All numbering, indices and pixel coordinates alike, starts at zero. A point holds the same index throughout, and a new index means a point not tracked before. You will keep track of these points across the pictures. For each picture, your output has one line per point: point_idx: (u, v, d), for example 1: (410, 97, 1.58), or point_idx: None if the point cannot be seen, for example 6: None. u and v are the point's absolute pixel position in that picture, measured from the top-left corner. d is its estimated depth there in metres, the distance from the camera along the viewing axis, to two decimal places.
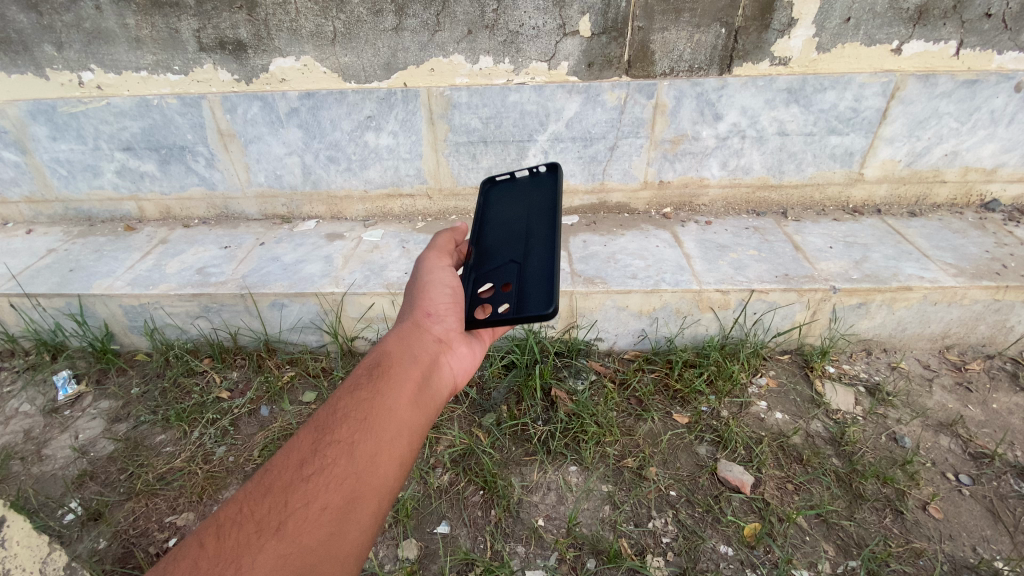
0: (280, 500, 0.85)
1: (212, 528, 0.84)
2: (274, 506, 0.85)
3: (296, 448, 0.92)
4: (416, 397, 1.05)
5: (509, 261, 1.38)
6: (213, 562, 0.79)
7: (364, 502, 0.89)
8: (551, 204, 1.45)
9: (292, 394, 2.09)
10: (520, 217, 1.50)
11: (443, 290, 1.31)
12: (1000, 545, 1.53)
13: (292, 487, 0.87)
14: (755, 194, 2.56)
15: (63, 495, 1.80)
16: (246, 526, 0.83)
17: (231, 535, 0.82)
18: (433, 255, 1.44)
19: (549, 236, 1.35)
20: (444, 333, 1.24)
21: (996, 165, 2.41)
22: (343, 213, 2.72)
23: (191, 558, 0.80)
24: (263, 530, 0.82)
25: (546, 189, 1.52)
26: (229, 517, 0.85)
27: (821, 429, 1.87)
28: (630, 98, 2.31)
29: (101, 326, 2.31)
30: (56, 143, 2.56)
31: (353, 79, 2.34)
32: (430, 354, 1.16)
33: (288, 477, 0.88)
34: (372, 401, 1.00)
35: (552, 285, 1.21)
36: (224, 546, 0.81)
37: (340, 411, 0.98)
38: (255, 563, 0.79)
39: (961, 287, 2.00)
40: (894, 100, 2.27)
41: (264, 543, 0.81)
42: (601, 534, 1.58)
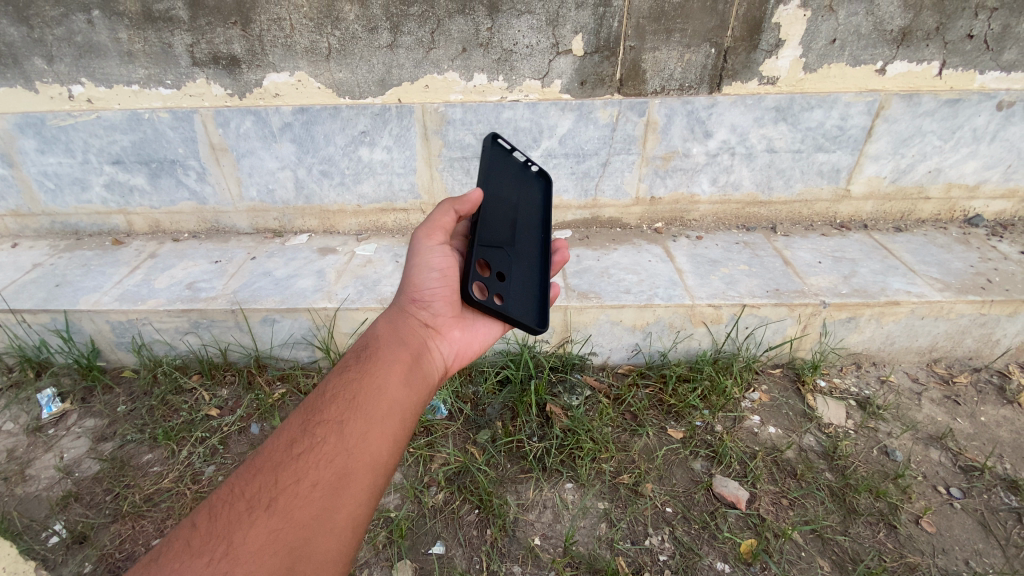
0: (271, 478, 0.90)
1: (205, 511, 0.88)
2: (265, 484, 0.89)
3: (287, 430, 0.97)
4: (404, 375, 1.10)
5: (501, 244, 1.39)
6: (207, 539, 0.83)
7: (353, 479, 0.92)
8: (541, 216, 1.60)
9: (283, 411, 2.06)
10: (513, 202, 1.53)
11: (432, 275, 1.27)
12: (992, 558, 1.55)
13: (282, 465, 0.91)
14: (745, 210, 2.59)
15: (47, 516, 1.75)
16: (237, 504, 0.87)
17: (224, 513, 0.86)
18: (428, 232, 1.31)
19: (539, 248, 1.51)
20: (433, 319, 1.27)
21: (979, 181, 2.48)
22: (336, 227, 2.71)
23: (186, 536, 0.84)
24: (254, 506, 0.86)
25: (537, 194, 1.65)
26: (223, 497, 0.89)
27: (814, 443, 1.88)
28: (622, 116, 2.34)
29: (87, 342, 2.26)
30: (44, 156, 2.53)
31: (348, 94, 2.35)
32: (418, 339, 1.20)
33: (279, 457, 0.93)
34: (359, 382, 1.05)
35: (543, 309, 1.35)
36: (218, 524, 0.85)
37: (331, 393, 1.03)
38: (247, 537, 0.83)
39: (947, 302, 2.04)
40: (879, 119, 2.33)
41: (256, 518, 0.85)
42: (598, 553, 1.56)
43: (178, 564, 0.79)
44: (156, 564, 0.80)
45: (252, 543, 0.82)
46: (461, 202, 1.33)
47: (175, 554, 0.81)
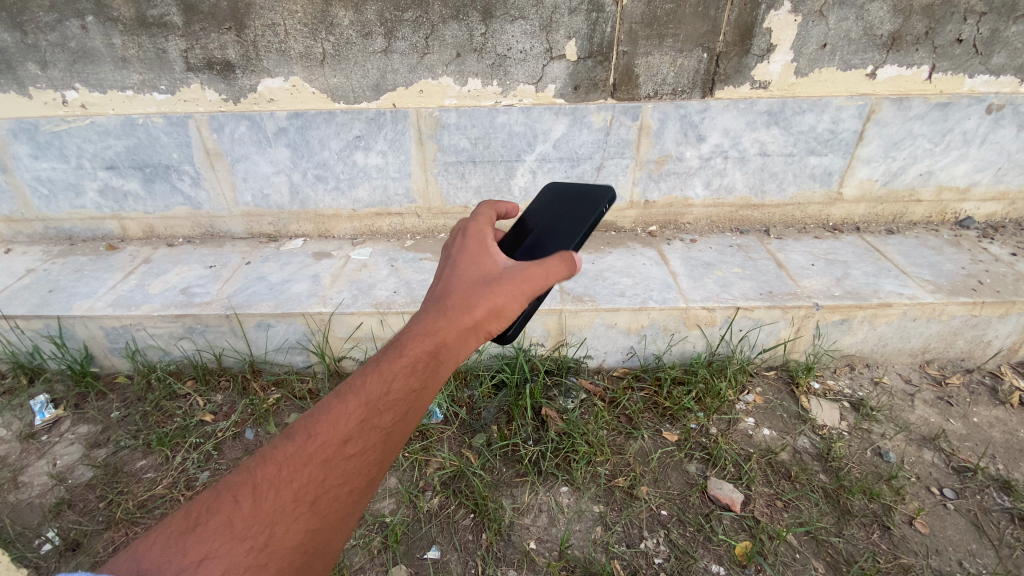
0: (317, 476, 0.77)
1: (248, 485, 0.75)
2: (314, 480, 0.76)
3: (340, 420, 0.80)
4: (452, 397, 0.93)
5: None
6: (249, 522, 0.72)
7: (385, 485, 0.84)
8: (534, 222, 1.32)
9: (278, 416, 2.05)
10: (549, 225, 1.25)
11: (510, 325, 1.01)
12: (985, 558, 1.56)
13: (331, 464, 0.78)
14: (738, 213, 2.61)
15: (40, 524, 1.74)
16: (280, 493, 0.75)
17: (269, 498, 0.74)
18: (542, 282, 0.99)
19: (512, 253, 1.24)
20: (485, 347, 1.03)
21: (969, 184, 2.50)
22: (331, 231, 2.71)
23: (226, 510, 0.73)
24: (297, 502, 0.75)
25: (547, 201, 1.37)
26: (269, 475, 0.76)
27: (808, 444, 1.89)
28: (615, 120, 2.35)
29: (80, 348, 2.25)
30: (38, 161, 2.52)
31: (342, 99, 2.35)
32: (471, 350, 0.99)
33: (329, 453, 0.78)
34: (419, 398, 0.86)
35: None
36: (261, 510, 0.73)
37: (395, 398, 0.83)
38: (283, 535, 0.73)
39: (939, 303, 2.05)
40: (870, 122, 2.35)
41: (299, 515, 0.74)
42: (593, 556, 1.56)
43: (215, 546, 0.69)
44: (193, 537, 0.70)
45: (290, 540, 0.73)
46: (562, 273, 1.01)
47: (213, 530, 0.71)
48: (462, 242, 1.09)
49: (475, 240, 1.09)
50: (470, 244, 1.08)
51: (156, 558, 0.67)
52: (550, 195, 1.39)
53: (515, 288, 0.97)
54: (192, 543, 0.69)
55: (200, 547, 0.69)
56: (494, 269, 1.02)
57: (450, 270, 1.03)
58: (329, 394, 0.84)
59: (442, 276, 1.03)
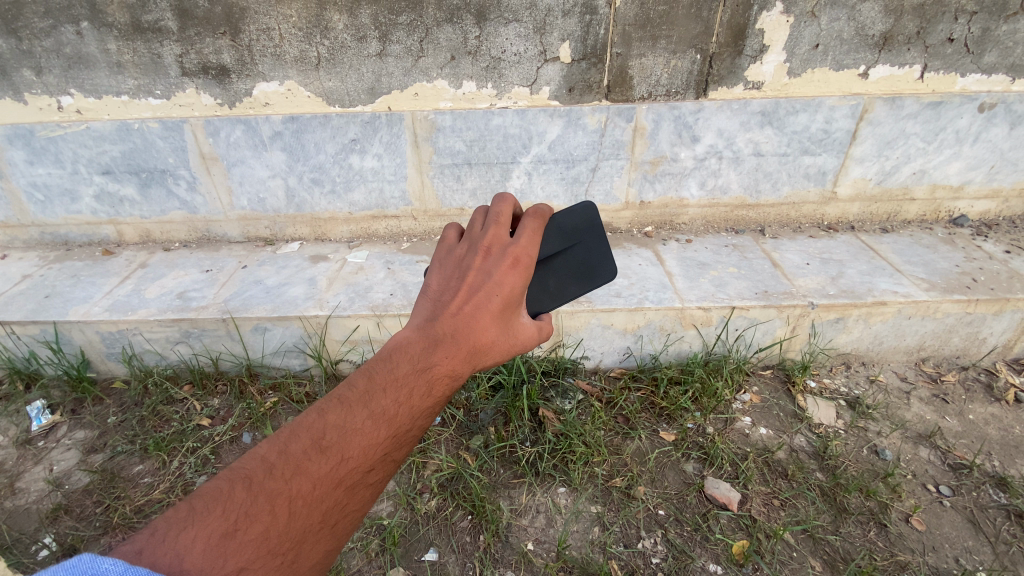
0: (340, 501, 0.76)
1: (283, 496, 0.71)
2: (338, 502, 0.75)
3: (370, 450, 0.77)
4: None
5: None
6: (283, 537, 0.70)
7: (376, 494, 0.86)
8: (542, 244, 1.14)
9: (275, 420, 2.05)
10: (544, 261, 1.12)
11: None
12: (982, 555, 1.56)
13: (353, 489, 0.77)
14: (733, 213, 2.62)
15: (37, 529, 1.73)
16: (311, 514, 0.73)
17: (301, 516, 0.72)
18: (540, 339, 1.01)
19: None
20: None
21: (963, 182, 2.52)
22: (327, 235, 2.71)
23: (263, 519, 0.69)
24: (322, 523, 0.74)
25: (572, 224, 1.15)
26: (303, 491, 0.72)
27: (804, 443, 1.89)
28: (610, 121, 2.36)
29: (77, 353, 2.25)
30: (33, 167, 2.52)
31: (338, 103, 2.36)
32: None
33: (355, 479, 0.77)
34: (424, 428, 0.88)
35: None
36: (295, 527, 0.71)
37: (414, 433, 0.83)
38: (306, 553, 0.73)
39: (933, 301, 2.06)
40: (863, 122, 2.36)
41: (321, 536, 0.74)
42: (591, 556, 1.56)
43: (253, 560, 0.66)
44: (231, 544, 0.66)
45: (309, 558, 0.73)
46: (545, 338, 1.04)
47: (253, 540, 0.67)
48: (507, 268, 0.91)
49: (521, 275, 0.91)
50: (514, 282, 0.91)
51: (198, 562, 0.63)
52: (583, 217, 1.15)
53: (525, 345, 0.97)
54: (231, 549, 0.66)
55: (237, 555, 0.66)
56: (517, 318, 0.95)
57: (481, 296, 0.90)
58: (357, 411, 0.78)
59: (474, 301, 0.89)
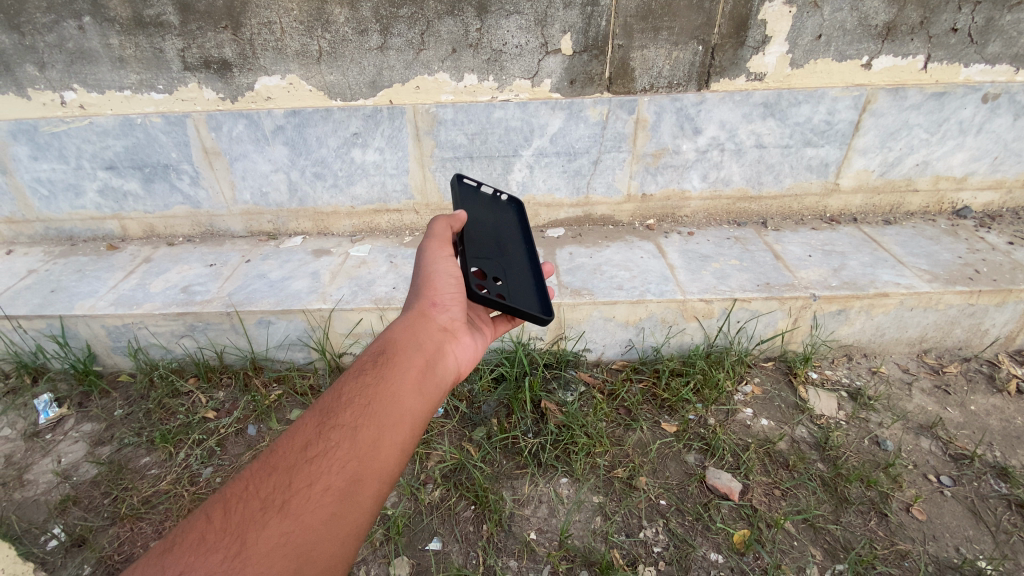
0: (285, 480, 0.84)
1: (220, 502, 0.83)
2: (280, 485, 0.83)
3: (300, 431, 0.91)
4: (420, 385, 1.02)
5: (488, 252, 1.34)
6: (222, 534, 0.78)
7: (366, 481, 0.87)
8: (519, 230, 1.54)
9: (280, 413, 2.08)
10: (492, 222, 1.50)
11: (448, 280, 1.23)
12: (982, 544, 1.57)
13: (296, 468, 0.85)
14: (735, 205, 2.62)
15: (46, 520, 1.76)
16: (251, 503, 0.81)
17: (237, 510, 0.81)
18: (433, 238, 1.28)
19: (527, 256, 1.43)
20: (449, 322, 1.19)
21: (966, 173, 2.51)
22: (330, 228, 2.72)
23: (199, 528, 0.79)
24: (268, 507, 0.81)
25: (513, 216, 1.59)
26: (238, 492, 0.83)
27: (806, 434, 1.90)
28: (612, 114, 2.36)
29: (83, 347, 2.27)
30: (37, 162, 2.54)
31: (339, 96, 2.36)
32: (434, 342, 1.11)
33: (292, 459, 0.87)
34: (375, 388, 0.97)
35: (545, 300, 1.27)
36: (233, 520, 0.80)
37: (349, 396, 0.96)
38: (261, 539, 0.78)
39: (936, 292, 2.06)
40: (866, 113, 2.35)
41: (268, 520, 0.79)
42: (593, 546, 1.58)
43: (189, 562, 0.75)
44: (169, 557, 0.76)
45: (266, 542, 0.77)
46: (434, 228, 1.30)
47: (188, 546, 0.77)
48: None
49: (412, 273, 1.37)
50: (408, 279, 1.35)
51: None
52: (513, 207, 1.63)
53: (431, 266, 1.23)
54: (169, 563, 0.75)
55: (177, 564, 0.75)
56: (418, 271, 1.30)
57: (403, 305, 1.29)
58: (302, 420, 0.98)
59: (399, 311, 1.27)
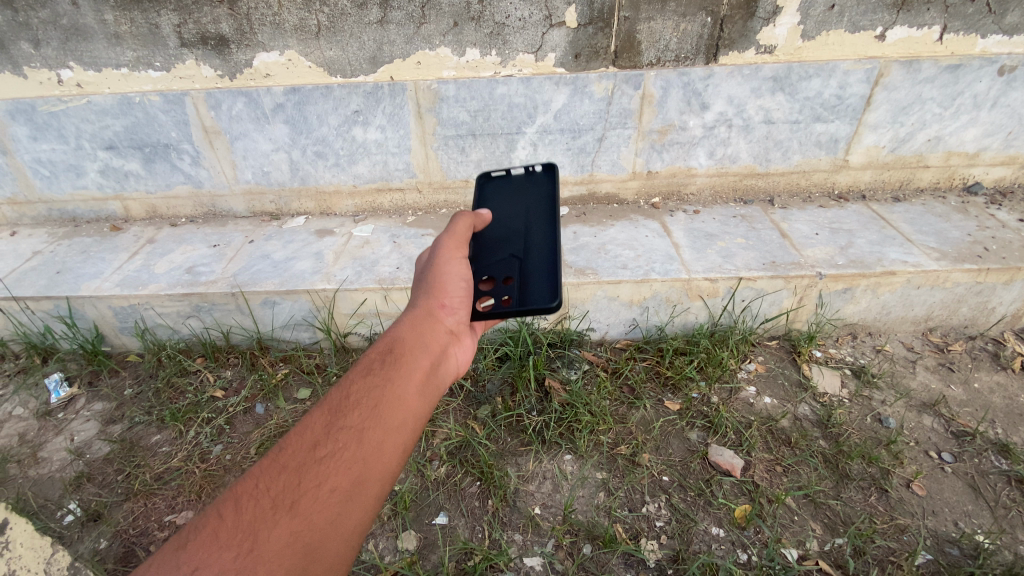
0: (294, 480, 0.84)
1: (230, 499, 0.83)
2: (289, 484, 0.84)
3: (309, 431, 0.91)
4: (424, 387, 1.02)
5: (503, 252, 1.39)
6: (234, 530, 0.79)
7: (373, 483, 0.88)
8: (548, 202, 1.48)
9: (287, 391, 2.10)
10: (516, 212, 1.50)
11: (457, 281, 1.25)
12: (981, 519, 1.59)
13: (305, 468, 0.86)
14: (742, 182, 2.58)
15: (61, 496, 1.80)
16: (261, 501, 0.82)
17: (249, 508, 0.82)
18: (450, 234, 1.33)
19: (550, 231, 1.39)
20: (454, 324, 1.20)
21: (979, 149, 2.46)
22: (332, 208, 2.71)
23: (211, 524, 0.80)
24: (277, 507, 0.82)
25: (544, 188, 1.53)
26: (248, 489, 0.84)
27: (808, 412, 1.91)
28: (617, 89, 2.31)
29: (90, 328, 2.29)
30: (37, 143, 2.52)
31: (339, 73, 2.31)
32: (440, 344, 1.12)
33: (301, 459, 0.87)
34: (382, 389, 0.97)
35: (557, 280, 1.28)
36: (244, 517, 0.81)
37: (356, 396, 0.96)
38: (270, 538, 0.79)
39: (943, 271, 2.04)
40: (878, 87, 2.30)
41: (278, 519, 0.80)
42: (597, 520, 1.61)
43: (203, 558, 0.76)
44: (183, 553, 0.78)
45: (276, 541, 0.79)
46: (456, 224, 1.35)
47: (202, 543, 0.78)
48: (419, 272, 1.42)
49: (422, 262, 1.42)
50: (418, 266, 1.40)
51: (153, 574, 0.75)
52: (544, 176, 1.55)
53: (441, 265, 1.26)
54: (184, 558, 0.77)
55: (191, 560, 0.76)
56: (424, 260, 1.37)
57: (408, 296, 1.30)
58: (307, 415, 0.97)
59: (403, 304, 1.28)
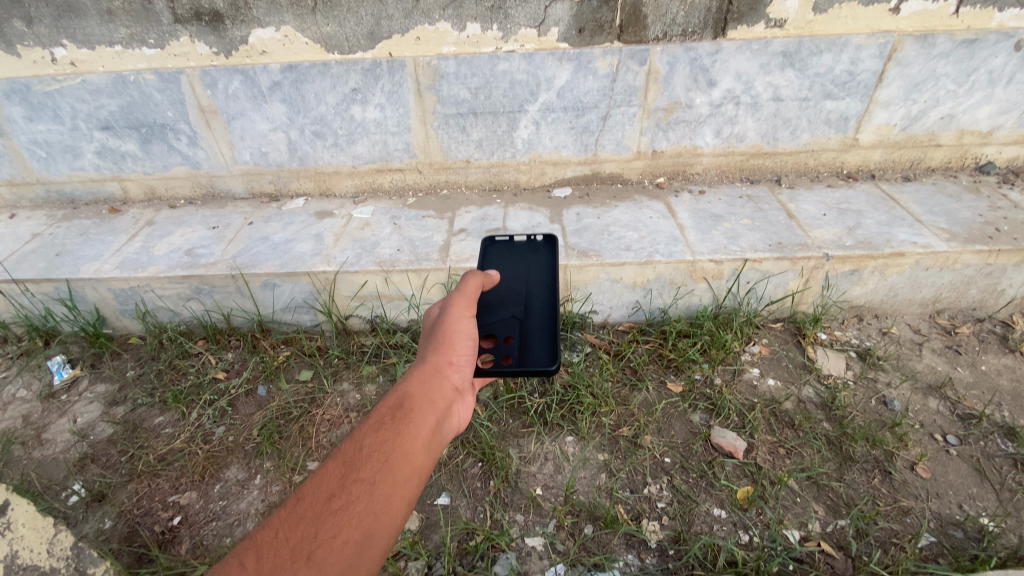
0: (311, 531, 0.84)
1: (250, 550, 0.82)
2: (307, 535, 0.83)
3: (324, 481, 0.90)
4: (432, 443, 1.03)
5: (505, 311, 1.44)
6: None
7: (384, 536, 0.87)
8: (548, 267, 1.56)
9: (288, 373, 2.10)
10: (518, 273, 1.57)
11: (465, 340, 1.27)
12: (986, 501, 1.58)
13: (321, 519, 0.85)
14: (749, 162, 2.53)
15: (65, 477, 1.81)
16: (280, 551, 0.81)
17: (268, 558, 0.80)
18: (461, 294, 1.34)
19: (550, 295, 1.47)
20: (459, 382, 1.21)
21: (992, 127, 2.39)
22: (332, 189, 2.67)
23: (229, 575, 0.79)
24: (295, 557, 0.80)
25: (544, 254, 1.61)
26: (268, 540, 0.83)
27: (812, 394, 1.90)
28: (622, 65, 2.25)
29: (91, 310, 2.29)
30: (33, 123, 2.48)
31: (337, 49, 2.25)
32: (447, 400, 1.12)
33: (317, 510, 0.86)
34: (394, 443, 0.97)
35: (555, 344, 1.34)
36: (262, 567, 0.79)
37: (370, 449, 0.96)
38: None
39: (953, 252, 2.00)
40: (891, 62, 2.23)
41: (295, 569, 0.79)
42: (598, 501, 1.62)
43: None
44: None
45: None
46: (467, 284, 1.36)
47: None
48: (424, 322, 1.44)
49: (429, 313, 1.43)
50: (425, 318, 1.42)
51: None
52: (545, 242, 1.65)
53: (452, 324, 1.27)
54: None
55: None
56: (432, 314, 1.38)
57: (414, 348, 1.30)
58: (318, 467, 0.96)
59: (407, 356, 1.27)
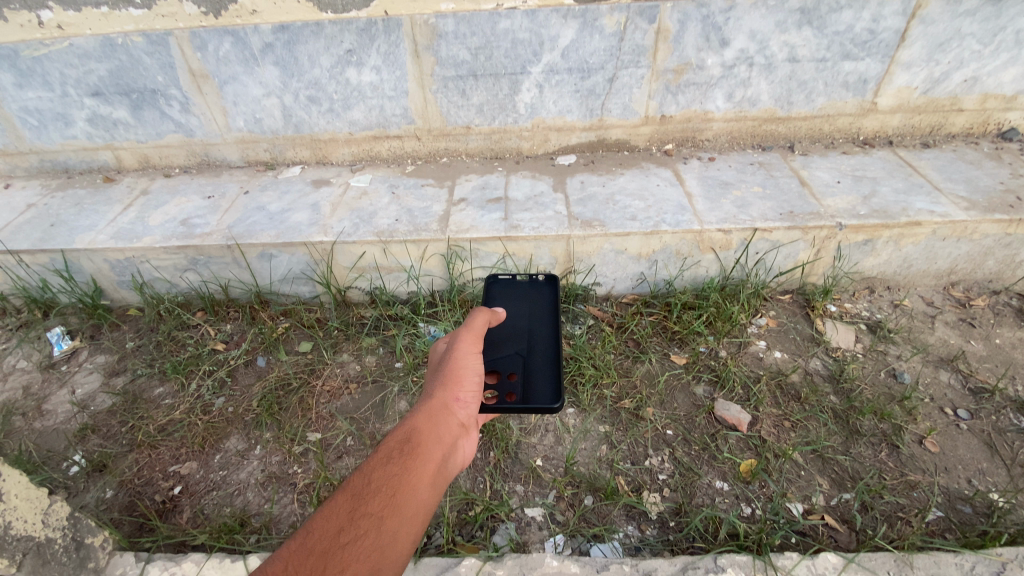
0: (318, 566, 0.80)
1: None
2: (315, 570, 0.80)
3: (333, 514, 0.87)
4: (439, 479, 0.98)
5: (508, 347, 1.42)
6: None
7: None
8: (549, 305, 1.55)
9: (287, 345, 2.08)
10: (519, 309, 1.55)
11: (472, 377, 1.20)
12: (996, 477, 1.55)
13: (329, 555, 0.82)
14: (761, 127, 2.44)
15: (66, 448, 1.81)
16: None
17: None
18: (468, 328, 1.27)
19: (552, 331, 1.46)
20: (466, 418, 1.14)
21: (1019, 91, 2.28)
22: (329, 157, 2.60)
23: None
24: None
25: (545, 291, 1.61)
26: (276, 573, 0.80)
27: (820, 366, 1.86)
28: (630, 23, 2.13)
29: (88, 282, 2.26)
30: (23, 91, 2.41)
31: (330, 8, 2.14)
32: (455, 436, 1.06)
33: (325, 544, 0.83)
34: (402, 478, 0.93)
35: (559, 381, 1.33)
36: None
37: (377, 483, 0.91)
38: None
39: (972, 221, 1.92)
40: (915, 20, 2.10)
41: None
42: (598, 472, 1.60)
43: None
44: None
45: None
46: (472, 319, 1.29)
47: None
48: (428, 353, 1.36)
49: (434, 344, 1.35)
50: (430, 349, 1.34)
51: None
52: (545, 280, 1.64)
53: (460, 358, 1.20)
54: None
55: None
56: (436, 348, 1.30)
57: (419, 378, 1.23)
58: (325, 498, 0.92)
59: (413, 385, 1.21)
